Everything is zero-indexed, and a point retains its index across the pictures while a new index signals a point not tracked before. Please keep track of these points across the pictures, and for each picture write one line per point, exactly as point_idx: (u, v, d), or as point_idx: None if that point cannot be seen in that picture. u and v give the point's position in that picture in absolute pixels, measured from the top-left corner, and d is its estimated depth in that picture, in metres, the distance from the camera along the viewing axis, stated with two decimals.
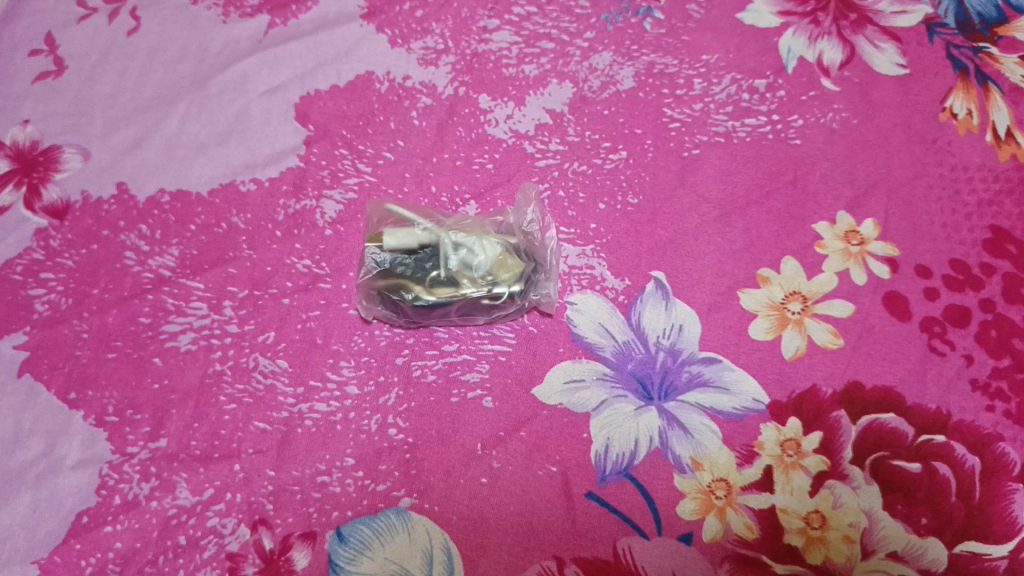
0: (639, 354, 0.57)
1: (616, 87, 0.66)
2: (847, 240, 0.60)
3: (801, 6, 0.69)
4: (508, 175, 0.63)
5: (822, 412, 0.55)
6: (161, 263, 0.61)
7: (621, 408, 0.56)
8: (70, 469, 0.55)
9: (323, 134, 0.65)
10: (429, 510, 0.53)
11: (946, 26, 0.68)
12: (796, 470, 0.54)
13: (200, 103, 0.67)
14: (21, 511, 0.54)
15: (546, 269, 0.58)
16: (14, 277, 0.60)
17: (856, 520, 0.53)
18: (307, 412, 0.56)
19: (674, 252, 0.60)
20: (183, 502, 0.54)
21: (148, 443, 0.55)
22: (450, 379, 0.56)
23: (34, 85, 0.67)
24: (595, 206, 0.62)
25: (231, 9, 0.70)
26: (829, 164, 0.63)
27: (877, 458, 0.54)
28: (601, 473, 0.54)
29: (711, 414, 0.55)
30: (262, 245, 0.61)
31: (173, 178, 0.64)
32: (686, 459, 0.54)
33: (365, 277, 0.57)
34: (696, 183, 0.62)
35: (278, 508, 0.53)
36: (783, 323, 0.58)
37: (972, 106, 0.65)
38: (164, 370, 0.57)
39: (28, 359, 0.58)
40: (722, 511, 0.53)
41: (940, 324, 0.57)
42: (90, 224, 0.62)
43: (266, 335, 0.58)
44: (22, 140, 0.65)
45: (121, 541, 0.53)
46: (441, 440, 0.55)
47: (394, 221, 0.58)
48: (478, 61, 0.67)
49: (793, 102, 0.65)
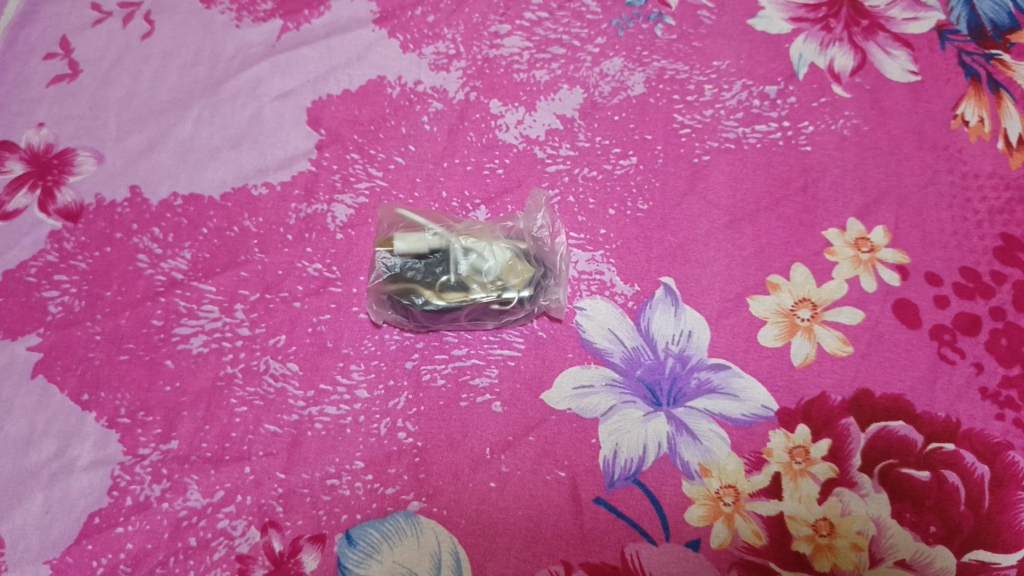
0: (648, 360, 0.57)
1: (626, 93, 0.66)
2: (857, 247, 0.60)
3: (812, 13, 0.69)
4: (518, 181, 0.63)
5: (831, 420, 0.55)
6: (173, 266, 0.61)
7: (630, 413, 0.56)
8: (82, 470, 0.55)
9: (334, 139, 0.65)
10: (438, 514, 0.53)
11: (958, 33, 0.68)
12: (804, 477, 0.54)
13: (213, 107, 0.67)
14: (34, 511, 0.54)
15: (556, 275, 0.58)
16: (27, 279, 0.61)
17: (864, 528, 0.53)
18: (317, 415, 0.56)
19: (684, 258, 0.60)
20: (193, 504, 0.54)
21: (160, 445, 0.56)
22: (459, 383, 0.57)
23: (49, 88, 0.68)
24: (605, 211, 0.62)
25: (244, 13, 0.70)
26: (840, 171, 0.63)
27: (886, 466, 0.54)
28: (609, 478, 0.54)
29: (720, 421, 0.55)
30: (274, 249, 0.61)
31: (185, 181, 0.64)
32: (694, 466, 0.54)
33: (376, 282, 0.57)
34: (706, 190, 0.62)
35: (288, 511, 0.54)
36: (793, 330, 0.58)
37: (984, 113, 0.64)
38: (175, 373, 0.58)
39: (41, 361, 0.59)
40: (730, 517, 0.53)
41: (950, 332, 0.57)
42: (103, 226, 0.63)
43: (277, 338, 0.58)
44: (37, 143, 0.66)
45: (133, 542, 0.53)
46: (451, 445, 0.55)
47: (405, 226, 0.59)
48: (489, 66, 0.67)
49: (804, 109, 0.65)
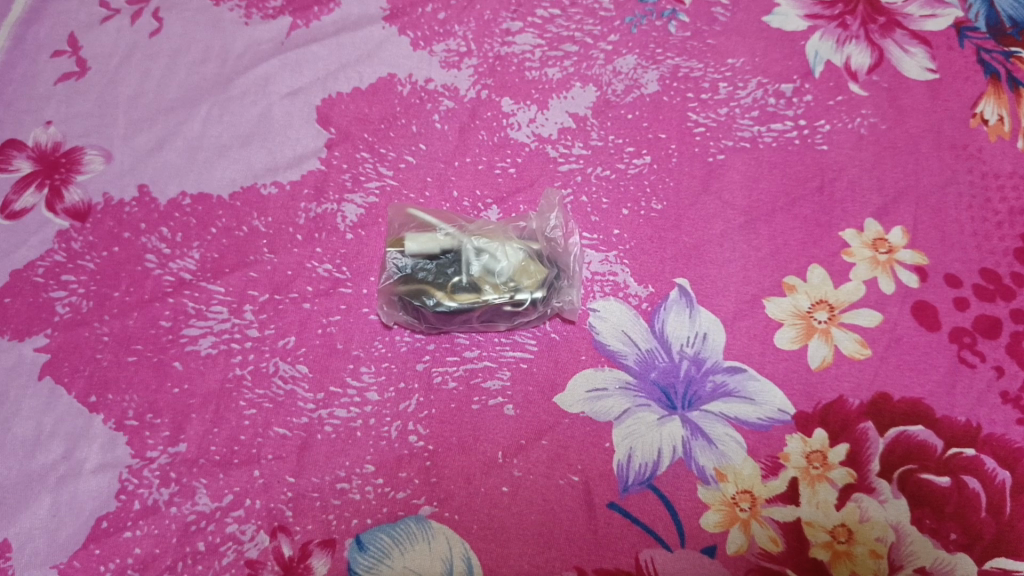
0: (663, 363, 0.56)
1: (640, 91, 0.65)
2: (874, 248, 0.59)
3: (829, 9, 0.67)
4: (530, 180, 0.62)
5: (849, 424, 0.54)
6: (182, 266, 0.60)
7: (644, 417, 0.55)
8: (90, 473, 0.55)
9: (344, 137, 0.64)
10: (449, 519, 0.53)
11: (977, 30, 0.67)
12: (822, 483, 0.53)
13: (222, 105, 0.66)
14: (42, 514, 0.54)
15: (569, 276, 0.58)
16: (34, 279, 0.60)
17: (883, 534, 0.52)
18: (327, 418, 0.55)
19: (699, 259, 0.59)
20: (202, 508, 0.53)
21: (168, 448, 0.55)
22: (471, 386, 0.56)
23: (57, 86, 0.67)
24: (619, 211, 0.61)
25: (253, 10, 0.69)
26: (857, 171, 0.62)
27: (906, 471, 0.53)
28: (623, 483, 0.53)
29: (735, 425, 0.54)
30: (283, 249, 0.61)
31: (194, 180, 0.63)
32: (710, 470, 0.53)
33: (387, 282, 0.56)
34: (721, 190, 0.61)
35: (297, 515, 0.53)
36: (810, 332, 0.57)
37: (1004, 112, 0.63)
38: (184, 375, 0.57)
39: (49, 362, 0.58)
40: (746, 523, 0.52)
41: (970, 335, 0.56)
42: (111, 226, 0.62)
43: (286, 340, 0.58)
44: (45, 142, 0.65)
45: (141, 546, 0.53)
46: (462, 448, 0.54)
47: (416, 225, 0.58)
48: (501, 64, 0.66)
49: (820, 107, 0.64)
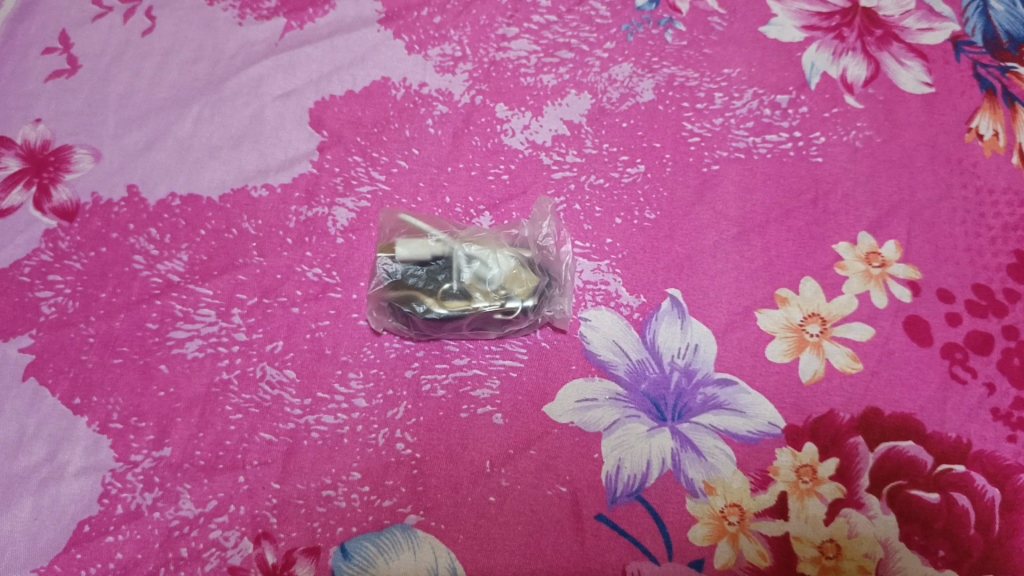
0: (653, 374, 0.56)
1: (635, 99, 0.65)
2: (867, 261, 0.59)
3: (825, 21, 0.67)
4: (523, 187, 0.62)
5: (839, 438, 0.54)
6: (170, 268, 0.60)
7: (633, 429, 0.54)
8: (72, 477, 0.54)
9: (337, 140, 0.64)
10: (435, 528, 0.52)
11: (973, 44, 0.66)
12: (811, 497, 0.53)
13: (215, 106, 0.66)
14: (23, 518, 0.53)
15: (560, 285, 0.57)
16: (21, 278, 0.60)
17: (872, 550, 0.51)
18: (314, 424, 0.55)
19: (691, 270, 0.59)
20: (185, 514, 0.53)
21: (152, 452, 0.55)
22: (460, 394, 0.55)
23: (47, 84, 0.67)
24: (612, 220, 0.61)
25: (247, 10, 0.69)
26: (852, 183, 0.62)
27: (895, 487, 0.53)
28: (611, 494, 0.53)
29: (725, 438, 0.54)
30: (273, 253, 0.60)
31: (184, 181, 0.63)
32: (698, 483, 0.53)
33: (376, 288, 0.56)
34: (715, 200, 0.61)
35: (282, 522, 0.52)
36: (802, 346, 0.56)
37: (999, 127, 0.63)
38: (170, 378, 0.57)
39: (33, 363, 0.57)
40: (734, 537, 0.52)
41: (961, 350, 0.56)
42: (99, 226, 0.61)
43: (274, 344, 0.57)
44: (33, 139, 0.65)
45: (122, 552, 0.52)
46: (450, 457, 0.54)
47: (407, 231, 0.58)
48: (496, 69, 0.66)
49: (815, 119, 0.64)
